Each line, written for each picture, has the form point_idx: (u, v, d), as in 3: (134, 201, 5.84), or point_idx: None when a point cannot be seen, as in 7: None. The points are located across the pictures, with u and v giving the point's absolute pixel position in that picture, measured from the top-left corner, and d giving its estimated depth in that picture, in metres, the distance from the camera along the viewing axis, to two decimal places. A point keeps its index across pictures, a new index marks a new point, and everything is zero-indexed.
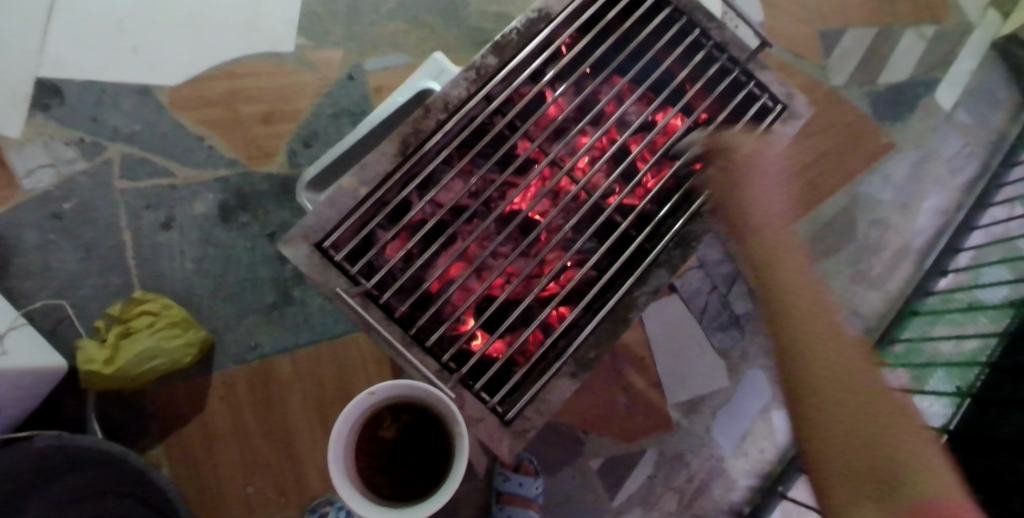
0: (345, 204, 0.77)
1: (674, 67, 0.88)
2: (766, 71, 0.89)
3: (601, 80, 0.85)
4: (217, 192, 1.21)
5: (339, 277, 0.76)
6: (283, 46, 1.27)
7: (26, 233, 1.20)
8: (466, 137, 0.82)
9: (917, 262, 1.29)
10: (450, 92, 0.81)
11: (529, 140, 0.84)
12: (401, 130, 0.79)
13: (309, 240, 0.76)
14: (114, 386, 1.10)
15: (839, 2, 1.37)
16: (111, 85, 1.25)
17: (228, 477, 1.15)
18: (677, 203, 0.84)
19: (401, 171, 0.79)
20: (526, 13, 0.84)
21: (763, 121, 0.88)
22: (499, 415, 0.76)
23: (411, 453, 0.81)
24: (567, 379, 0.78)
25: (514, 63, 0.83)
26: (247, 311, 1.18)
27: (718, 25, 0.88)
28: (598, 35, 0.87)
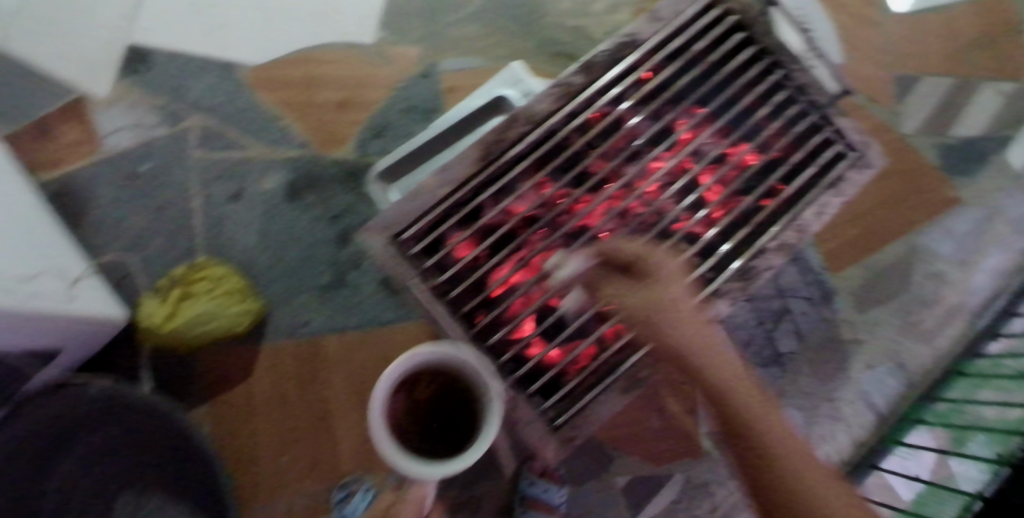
0: (425, 200, 0.81)
1: (753, 104, 0.90)
2: (844, 117, 0.90)
3: (681, 109, 0.87)
4: (287, 170, 1.25)
5: (413, 270, 0.80)
6: (365, 37, 1.30)
7: (103, 188, 1.26)
8: (545, 151, 0.85)
9: (970, 321, 1.27)
10: (535, 106, 0.85)
11: (605, 160, 0.85)
12: (484, 138, 0.83)
13: (388, 232, 0.80)
14: (169, 344, 1.15)
15: (920, 49, 1.35)
16: (198, 57, 1.31)
17: (267, 445, 1.18)
18: (743, 237, 0.86)
19: (482, 176, 0.83)
20: (617, 38, 0.87)
21: (835, 166, 0.89)
22: (549, 420, 0.80)
23: (445, 413, 0.83)
24: (617, 393, 0.81)
25: (600, 85, 0.86)
26: (302, 289, 1.22)
27: (803, 67, 0.90)
28: (682, 64, 0.89)
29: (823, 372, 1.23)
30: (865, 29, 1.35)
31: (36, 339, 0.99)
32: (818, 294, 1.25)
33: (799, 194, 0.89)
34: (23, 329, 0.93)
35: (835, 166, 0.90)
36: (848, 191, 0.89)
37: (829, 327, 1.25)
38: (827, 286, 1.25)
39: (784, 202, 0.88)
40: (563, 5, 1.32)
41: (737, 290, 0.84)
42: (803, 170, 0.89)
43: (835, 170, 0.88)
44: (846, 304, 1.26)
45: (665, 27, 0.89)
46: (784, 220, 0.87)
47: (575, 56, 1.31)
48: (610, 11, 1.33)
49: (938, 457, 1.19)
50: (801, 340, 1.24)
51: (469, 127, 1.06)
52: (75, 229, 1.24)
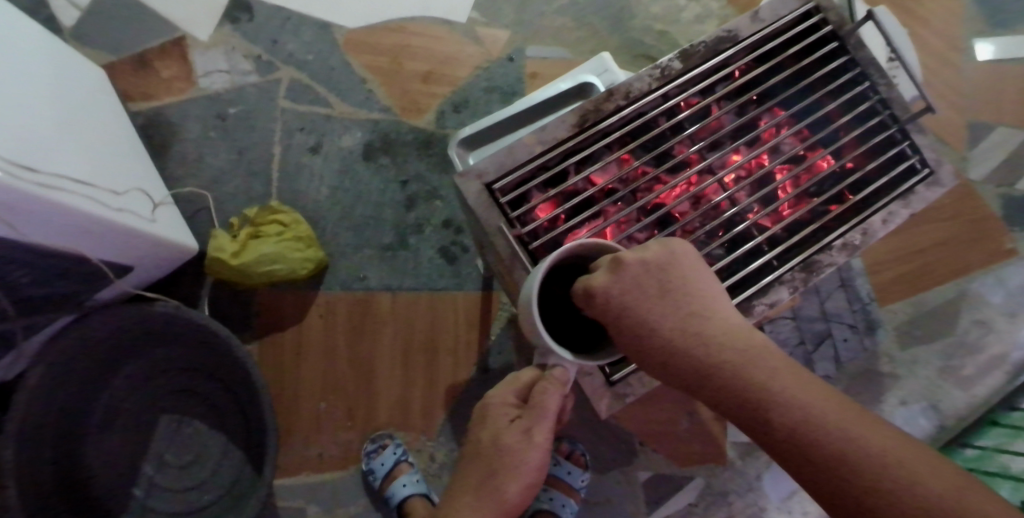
0: (520, 155, 0.85)
1: (833, 114, 0.93)
2: (923, 135, 0.91)
3: (766, 107, 0.90)
4: (366, 131, 1.31)
5: (500, 217, 0.83)
6: (457, 15, 1.36)
7: (192, 125, 1.33)
8: (633, 129, 0.89)
9: (1011, 373, 1.27)
10: (633, 83, 0.88)
11: (686, 145, 0.90)
12: (582, 105, 0.87)
13: (481, 180, 0.83)
14: (235, 278, 1.21)
15: (998, 98, 1.36)
16: (297, 14, 1.38)
17: (310, 386, 1.24)
18: (810, 233, 0.88)
19: (572, 142, 0.87)
20: (717, 31, 0.91)
21: (906, 181, 0.90)
22: (605, 375, 0.84)
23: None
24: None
25: (695, 73, 0.90)
26: (365, 245, 1.27)
27: (888, 82, 0.92)
28: (772, 67, 0.93)
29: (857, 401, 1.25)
30: (946, 73, 1.37)
31: (115, 254, 1.05)
32: (863, 323, 1.26)
33: (867, 201, 0.90)
34: (106, 242, 0.99)
35: (905, 181, 0.90)
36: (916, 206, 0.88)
37: (870, 358, 1.26)
38: (872, 317, 1.27)
39: (850, 209, 0.90)
40: (651, 10, 1.36)
41: (800, 280, 0.86)
42: (873, 181, 0.91)
43: (906, 183, 0.89)
44: (890, 338, 1.27)
45: (764, 27, 0.92)
46: (851, 222, 0.88)
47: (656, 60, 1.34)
48: (696, 21, 1.36)
49: None
50: (839, 368, 1.25)
51: (553, 108, 1.11)
52: (160, 159, 1.32)
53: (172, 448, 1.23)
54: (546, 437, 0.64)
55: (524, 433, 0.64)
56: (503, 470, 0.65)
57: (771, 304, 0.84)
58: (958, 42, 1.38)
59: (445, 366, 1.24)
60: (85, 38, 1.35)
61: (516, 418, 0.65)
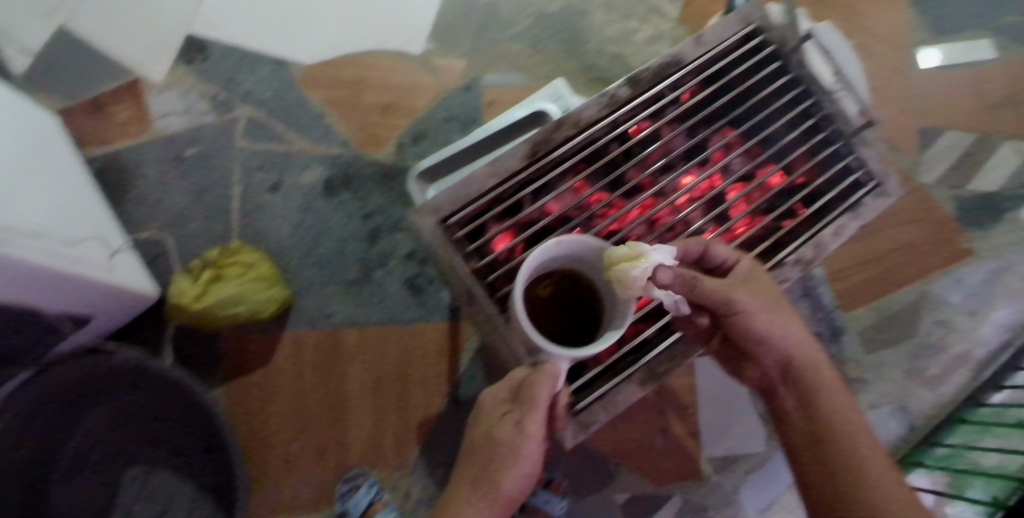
0: (473, 189, 0.86)
1: (781, 131, 0.94)
2: (869, 147, 0.93)
3: (715, 129, 0.92)
4: (326, 166, 1.31)
5: (456, 253, 0.84)
6: (413, 46, 1.36)
7: (150, 168, 1.32)
8: (585, 156, 0.90)
9: (974, 371, 1.29)
10: (582, 113, 0.90)
11: (638, 170, 0.91)
12: (533, 137, 0.88)
13: (436, 215, 0.84)
14: (199, 321, 1.20)
15: (945, 104, 1.40)
16: (252, 52, 1.37)
17: (279, 428, 1.21)
18: (764, 250, 0.89)
19: (525, 173, 0.88)
20: (662, 56, 0.92)
21: (854, 193, 0.92)
22: (570, 404, 0.86)
23: (577, 284, 0.76)
24: (635, 385, 0.87)
25: (642, 99, 0.92)
26: (330, 281, 1.26)
27: (832, 98, 0.94)
28: (720, 88, 0.94)
29: None
30: (894, 81, 1.40)
31: (75, 303, 1.04)
32: (828, 331, 1.28)
33: (818, 216, 0.92)
34: (66, 291, 0.98)
35: (854, 194, 0.92)
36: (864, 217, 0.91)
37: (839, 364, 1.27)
38: (837, 323, 1.28)
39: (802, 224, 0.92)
40: (604, 33, 1.38)
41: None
42: (823, 195, 0.92)
43: (853, 196, 0.91)
44: (856, 344, 1.28)
45: (708, 51, 0.94)
46: (804, 238, 0.89)
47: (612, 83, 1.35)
48: (649, 42, 1.38)
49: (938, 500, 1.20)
50: None
51: (510, 136, 1.11)
52: (119, 204, 1.30)
53: (142, 500, 1.19)
54: (538, 425, 0.68)
55: (516, 425, 0.68)
56: (496, 461, 0.68)
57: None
58: (903, 51, 1.42)
59: (417, 399, 1.23)
60: (36, 84, 1.33)
61: (507, 411, 0.70)
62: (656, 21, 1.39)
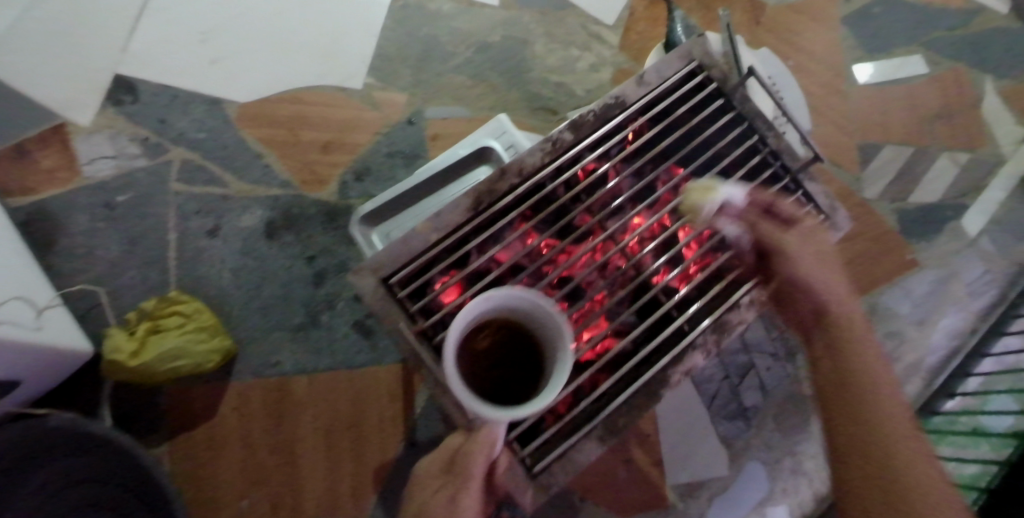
0: (414, 245, 0.83)
1: (729, 167, 0.94)
2: (813, 182, 0.96)
3: (663, 169, 0.92)
4: (266, 208, 1.26)
5: (398, 314, 0.80)
6: (353, 81, 1.34)
7: (77, 217, 1.25)
8: (534, 203, 0.88)
9: (928, 378, 1.29)
10: (525, 159, 0.88)
11: (589, 214, 0.90)
12: (476, 187, 0.86)
13: (377, 275, 0.81)
14: (136, 379, 1.13)
15: (881, 119, 1.43)
16: (184, 92, 1.32)
17: (228, 486, 1.15)
18: (717, 291, 0.91)
19: (471, 225, 0.85)
20: (605, 98, 0.91)
21: None
22: (527, 467, 0.81)
23: (517, 335, 0.71)
24: (594, 443, 0.82)
25: (588, 141, 0.90)
26: (275, 328, 1.21)
27: (776, 134, 0.95)
28: (666, 126, 0.94)
29: (787, 425, 1.25)
30: (832, 98, 1.43)
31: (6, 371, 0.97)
32: (782, 350, 1.29)
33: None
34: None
35: None
36: None
37: (795, 382, 1.28)
38: (790, 342, 1.29)
39: None
40: (546, 62, 1.37)
41: (712, 342, 0.88)
42: None
43: None
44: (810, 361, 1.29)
45: (651, 89, 0.93)
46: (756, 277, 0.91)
47: (556, 112, 1.35)
48: (591, 69, 1.38)
49: None
50: (766, 396, 1.26)
51: (454, 175, 1.08)
52: (44, 257, 1.22)
53: None
54: (473, 502, 0.62)
55: (450, 503, 0.62)
56: None
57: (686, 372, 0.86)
58: (839, 70, 1.45)
59: (372, 445, 1.18)
60: None
61: (439, 487, 0.65)
62: (597, 48, 1.39)
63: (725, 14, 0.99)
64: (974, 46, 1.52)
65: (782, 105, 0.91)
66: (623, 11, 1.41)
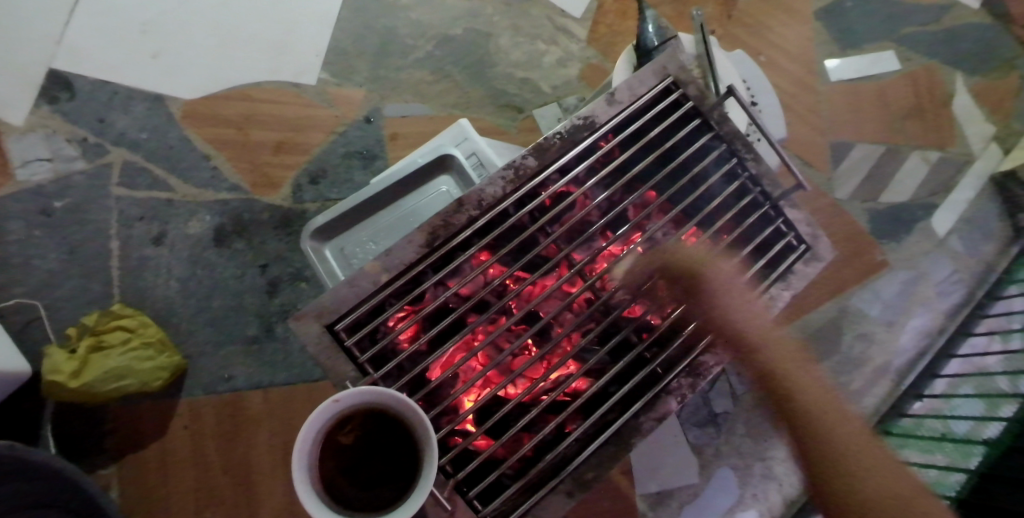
0: (363, 287, 0.77)
1: (710, 191, 0.89)
2: (794, 209, 0.90)
3: (635, 197, 0.86)
4: (215, 213, 1.19)
5: (348, 364, 0.75)
6: (307, 78, 1.26)
7: (12, 224, 1.17)
8: (496, 235, 0.82)
9: (895, 381, 1.29)
10: (485, 189, 0.82)
11: (556, 247, 0.84)
12: (431, 221, 0.80)
13: (322, 321, 0.75)
14: (77, 400, 1.06)
15: (852, 117, 1.41)
16: (125, 88, 1.24)
17: (180, 510, 1.10)
18: (696, 329, 0.85)
19: (427, 261, 0.79)
20: (572, 118, 0.86)
21: (786, 258, 0.89)
22: None
23: (381, 425, 0.71)
24: (562, 497, 0.77)
25: (555, 166, 0.84)
26: (227, 341, 1.15)
27: (756, 157, 0.90)
28: (640, 149, 0.88)
29: (757, 431, 1.23)
30: (804, 96, 1.40)
31: None
32: None
33: (749, 285, 0.88)
34: None
35: (785, 259, 0.89)
36: (797, 284, 0.88)
37: None
38: None
39: None
40: (511, 56, 1.31)
41: (687, 387, 0.83)
42: (754, 263, 0.88)
43: (785, 263, 0.88)
44: None
45: (623, 109, 0.87)
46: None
47: (521, 108, 1.29)
48: (559, 63, 1.32)
49: None
50: (736, 402, 1.25)
51: (411, 185, 1.02)
52: None
53: None
54: None
55: None
56: None
57: (659, 419, 0.81)
58: (811, 65, 1.42)
59: None
60: None
61: None
62: (564, 42, 1.33)
63: (699, 15, 1.04)
64: (945, 41, 1.49)
65: (763, 128, 0.86)
66: (592, 2, 1.35)
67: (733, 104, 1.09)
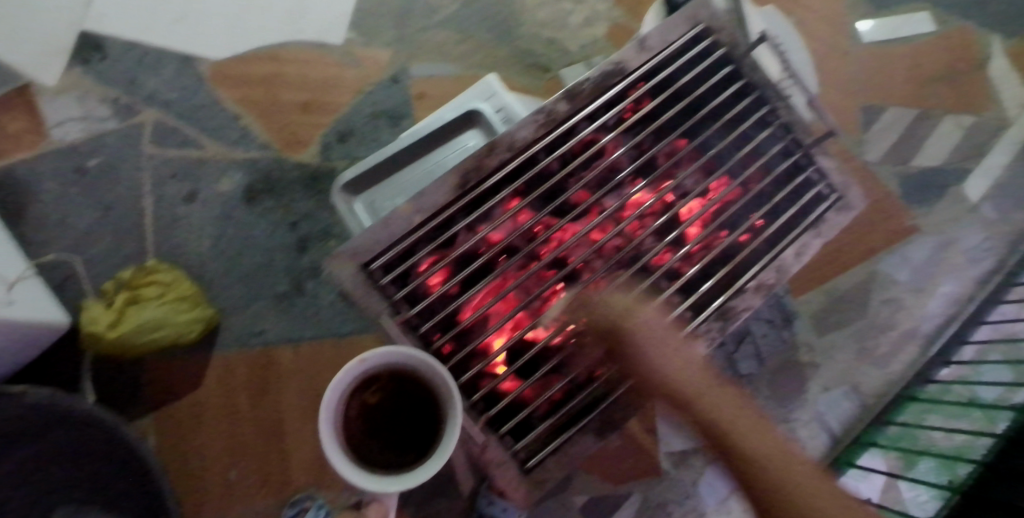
0: (397, 227, 0.78)
1: (739, 140, 0.88)
2: (827, 157, 0.89)
3: (664, 144, 0.86)
4: (245, 171, 1.21)
5: (382, 302, 0.76)
6: (334, 37, 1.27)
7: (47, 183, 1.19)
8: (525, 180, 0.83)
9: (923, 347, 1.28)
10: (517, 133, 0.82)
11: (585, 192, 0.84)
12: (462, 164, 0.80)
13: (356, 260, 0.76)
14: (114, 352, 1.09)
15: (884, 80, 1.38)
16: (155, 49, 1.25)
17: (213, 460, 1.13)
18: (724, 276, 0.85)
19: (459, 203, 0.80)
20: (603, 65, 0.86)
21: (816, 207, 0.88)
22: (520, 461, 0.77)
23: (403, 387, 0.76)
24: (590, 436, 0.79)
25: (584, 113, 0.85)
26: (257, 297, 1.17)
27: (789, 104, 0.89)
28: (670, 96, 0.88)
29: (780, 393, 1.24)
30: (835, 58, 1.38)
31: None
32: (779, 316, 1.27)
33: (781, 233, 0.87)
34: None
35: (816, 208, 0.88)
36: (828, 232, 0.87)
37: (790, 350, 1.26)
38: (787, 309, 1.27)
39: (766, 241, 0.86)
40: (538, 16, 1.30)
41: (718, 330, 0.82)
42: (784, 211, 0.87)
43: (816, 211, 0.87)
44: (807, 329, 1.27)
45: (653, 56, 0.87)
46: (765, 260, 0.85)
47: (548, 69, 1.28)
48: (585, 23, 1.31)
49: (888, 478, 1.20)
50: (761, 364, 1.24)
51: (440, 140, 1.03)
52: (15, 226, 1.17)
53: None
54: None
55: None
56: None
57: None
58: (843, 26, 1.39)
59: None
60: None
61: None
62: (591, 1, 1.32)
63: None
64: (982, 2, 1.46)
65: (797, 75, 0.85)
66: None
67: (765, 50, 1.08)
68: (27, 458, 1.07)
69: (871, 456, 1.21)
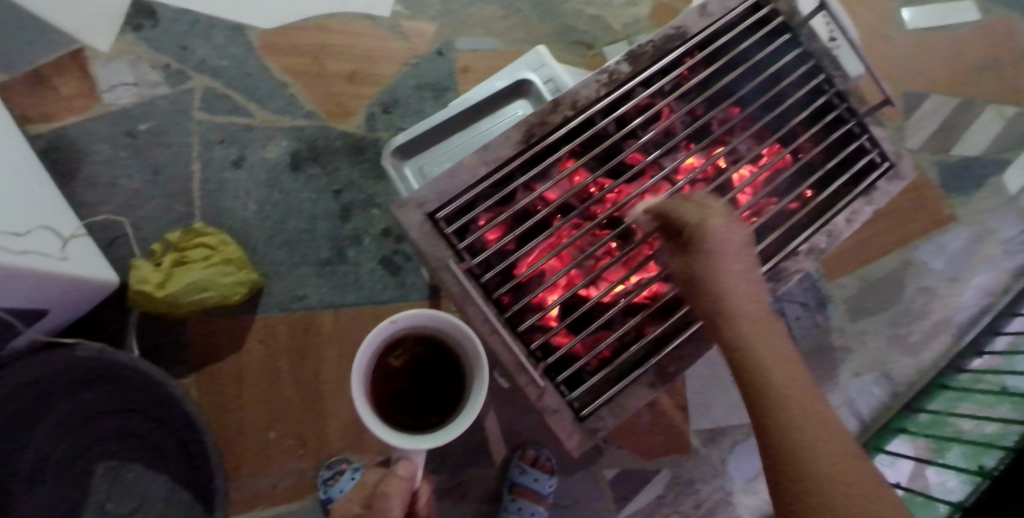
0: (464, 179, 0.80)
1: (791, 109, 0.89)
2: (879, 127, 0.89)
3: (719, 109, 0.87)
4: (291, 139, 1.23)
5: (447, 250, 0.78)
6: (380, 10, 1.28)
7: (98, 145, 1.22)
8: (585, 139, 0.84)
9: (955, 337, 1.29)
10: (581, 90, 0.83)
11: (641, 154, 0.86)
12: (527, 119, 0.82)
13: (423, 209, 0.78)
14: (161, 310, 1.11)
15: (926, 67, 1.38)
16: (206, 17, 1.27)
17: (253, 420, 1.15)
18: (775, 240, 0.85)
19: (523, 157, 0.82)
20: (665, 28, 0.86)
21: (867, 175, 0.88)
22: (575, 410, 0.79)
23: (427, 350, 0.82)
24: (644, 388, 0.80)
25: (644, 75, 0.86)
26: (301, 261, 1.20)
27: (844, 74, 0.89)
28: (726, 64, 0.89)
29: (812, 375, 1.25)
30: (877, 44, 1.38)
31: (35, 298, 0.94)
32: (813, 299, 1.27)
33: (830, 201, 0.88)
34: (30, 288, 0.89)
35: (867, 176, 0.88)
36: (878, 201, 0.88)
37: (823, 333, 1.27)
38: (821, 292, 1.28)
39: (814, 208, 0.88)
40: None
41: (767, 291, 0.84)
42: (834, 180, 0.89)
43: (867, 179, 0.87)
44: (840, 312, 1.28)
45: (713, 22, 0.88)
46: (815, 225, 0.86)
47: (590, 46, 1.29)
48: (629, 2, 1.32)
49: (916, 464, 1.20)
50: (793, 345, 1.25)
51: (488, 109, 1.05)
52: (67, 186, 1.19)
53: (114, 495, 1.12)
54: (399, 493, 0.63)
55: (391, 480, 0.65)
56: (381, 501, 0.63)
57: None
58: (886, 13, 1.39)
59: None
60: None
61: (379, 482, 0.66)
62: None
63: None
64: None
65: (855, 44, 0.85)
66: None
67: None
68: (73, 413, 1.10)
69: (901, 442, 1.20)
